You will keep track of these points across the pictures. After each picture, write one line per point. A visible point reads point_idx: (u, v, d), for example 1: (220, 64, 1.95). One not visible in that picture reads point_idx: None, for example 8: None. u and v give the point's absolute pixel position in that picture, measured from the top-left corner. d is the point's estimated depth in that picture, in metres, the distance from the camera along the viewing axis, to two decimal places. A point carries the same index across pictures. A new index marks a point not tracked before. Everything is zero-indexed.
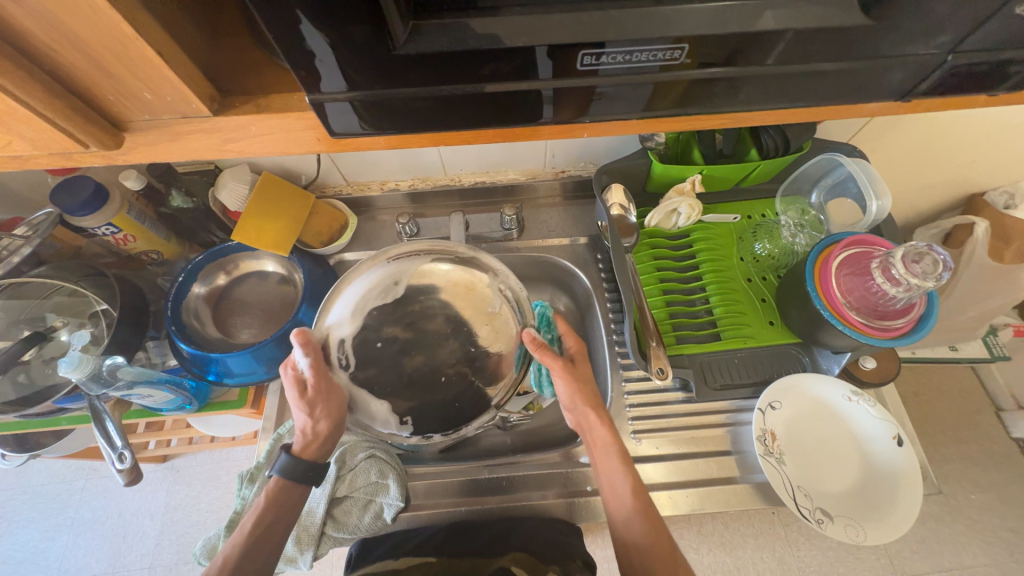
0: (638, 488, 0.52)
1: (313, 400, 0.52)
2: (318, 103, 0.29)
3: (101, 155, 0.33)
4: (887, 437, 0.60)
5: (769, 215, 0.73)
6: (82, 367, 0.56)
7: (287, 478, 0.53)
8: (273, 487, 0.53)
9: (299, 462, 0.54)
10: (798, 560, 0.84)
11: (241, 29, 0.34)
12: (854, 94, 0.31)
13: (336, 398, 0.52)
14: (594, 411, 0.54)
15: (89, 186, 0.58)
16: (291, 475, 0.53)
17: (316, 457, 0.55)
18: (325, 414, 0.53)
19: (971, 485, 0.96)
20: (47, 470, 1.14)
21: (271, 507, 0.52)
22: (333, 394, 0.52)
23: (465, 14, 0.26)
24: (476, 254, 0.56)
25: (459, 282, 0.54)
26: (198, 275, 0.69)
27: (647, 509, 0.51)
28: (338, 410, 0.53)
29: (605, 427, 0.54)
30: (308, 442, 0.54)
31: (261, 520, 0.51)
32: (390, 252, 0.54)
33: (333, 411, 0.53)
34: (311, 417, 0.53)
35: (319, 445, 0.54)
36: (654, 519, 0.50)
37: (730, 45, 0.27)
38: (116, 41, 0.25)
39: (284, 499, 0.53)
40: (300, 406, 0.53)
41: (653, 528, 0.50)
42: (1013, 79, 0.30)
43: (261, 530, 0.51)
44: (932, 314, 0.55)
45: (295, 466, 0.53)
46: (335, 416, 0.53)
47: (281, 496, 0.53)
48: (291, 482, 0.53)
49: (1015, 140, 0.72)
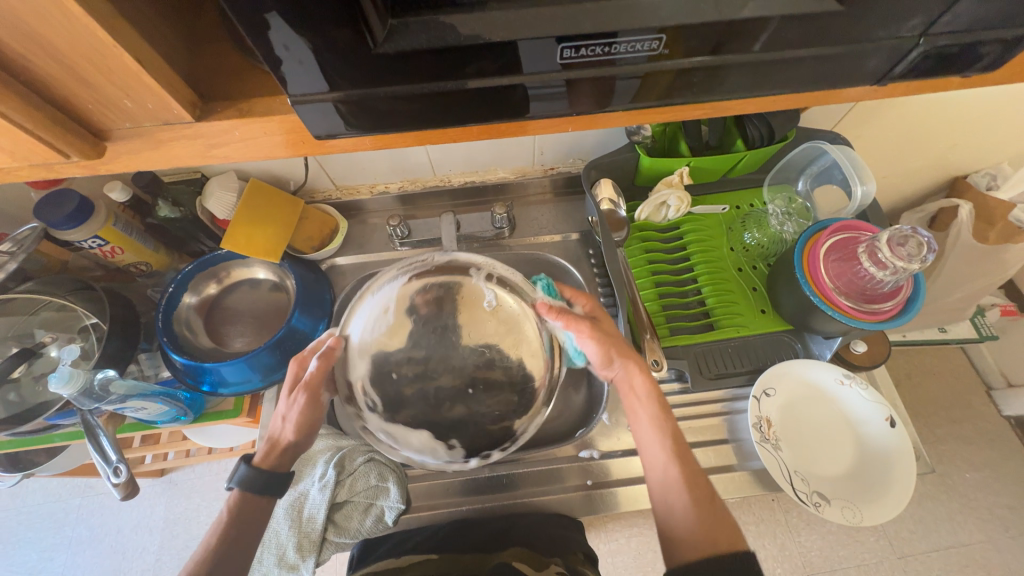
0: (675, 435, 0.52)
1: (296, 405, 0.53)
2: (300, 105, 0.28)
3: (83, 166, 0.32)
4: (879, 418, 0.62)
5: (757, 205, 0.74)
6: (73, 382, 0.55)
7: (248, 490, 0.51)
8: (233, 501, 0.51)
9: (255, 472, 0.51)
10: (799, 545, 0.85)
11: (220, 34, 0.33)
12: (831, 80, 0.31)
13: (314, 414, 0.54)
14: (632, 360, 0.55)
15: (73, 198, 0.58)
16: (250, 487, 0.51)
17: (273, 468, 0.53)
18: (294, 423, 0.53)
19: (966, 463, 0.97)
20: (42, 490, 1.13)
21: (234, 522, 0.49)
22: (313, 408, 0.53)
23: (443, 10, 0.25)
24: (452, 256, 0.62)
25: (445, 285, 0.60)
26: (189, 285, 0.68)
27: (683, 454, 0.50)
28: (308, 425, 0.53)
29: (644, 376, 0.54)
30: (271, 450, 0.54)
31: (222, 535, 0.49)
32: (371, 286, 0.59)
33: (304, 425, 0.53)
34: (285, 423, 0.53)
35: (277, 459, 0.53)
36: (689, 464, 0.50)
37: (707, 34, 0.27)
38: (94, 49, 0.25)
39: (246, 511, 0.50)
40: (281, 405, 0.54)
41: (690, 471, 0.49)
42: (985, 59, 0.30)
43: (224, 546, 0.48)
44: (919, 296, 0.56)
45: (252, 476, 0.51)
46: (303, 431, 0.53)
47: (240, 511, 0.50)
48: (250, 494, 0.51)
49: (993, 123, 0.73)
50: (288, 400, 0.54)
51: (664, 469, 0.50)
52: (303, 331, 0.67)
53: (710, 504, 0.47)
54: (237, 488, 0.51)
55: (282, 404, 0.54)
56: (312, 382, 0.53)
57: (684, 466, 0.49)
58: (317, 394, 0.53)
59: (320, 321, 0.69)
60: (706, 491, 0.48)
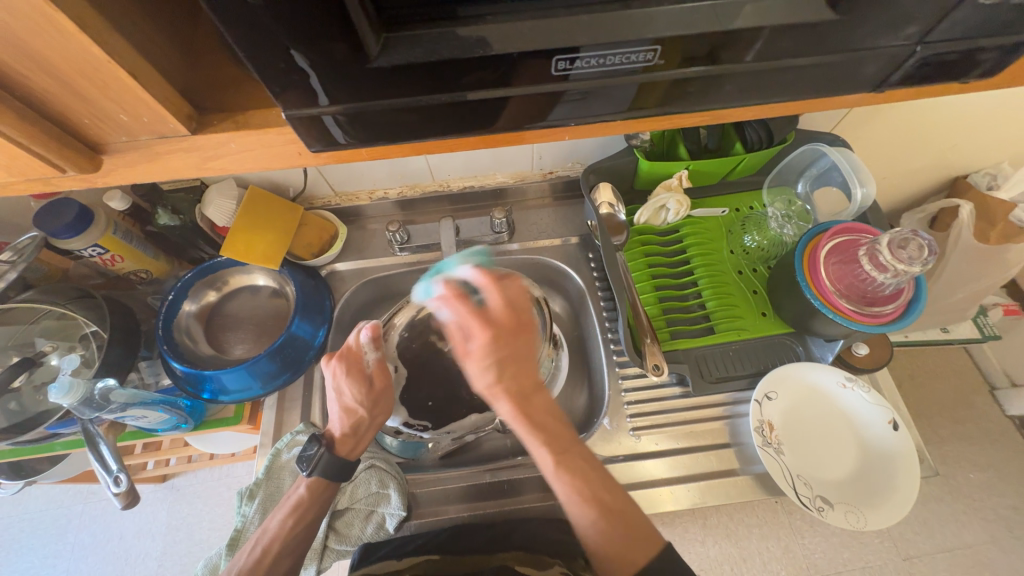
0: (583, 465, 0.49)
1: (374, 394, 0.59)
2: (296, 119, 0.28)
3: (80, 179, 0.32)
4: (882, 421, 0.61)
5: (756, 207, 0.74)
6: (73, 393, 0.55)
7: (323, 477, 0.55)
8: (310, 484, 0.55)
9: (341, 458, 0.56)
10: (803, 547, 0.84)
11: (215, 45, 0.33)
12: (829, 87, 0.31)
13: (390, 395, 0.61)
14: (509, 400, 0.49)
15: (73, 207, 0.58)
16: (328, 474, 0.55)
17: (349, 453, 0.58)
18: (376, 408, 0.59)
19: (971, 464, 0.97)
20: (44, 497, 1.13)
21: (309, 509, 0.54)
22: (388, 390, 0.61)
23: (437, 25, 0.26)
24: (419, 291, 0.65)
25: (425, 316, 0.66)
26: (189, 292, 0.68)
27: (584, 488, 0.48)
28: (389, 405, 0.60)
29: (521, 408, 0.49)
30: (350, 440, 0.58)
31: (299, 518, 0.54)
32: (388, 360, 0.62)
33: (381, 406, 0.60)
34: (367, 413, 0.58)
35: (362, 446, 0.58)
36: (595, 494, 0.48)
37: (704, 42, 0.27)
38: (89, 64, 0.25)
39: (322, 497, 0.56)
40: (352, 399, 0.57)
41: (593, 501, 0.48)
42: (983, 66, 0.30)
43: (301, 528, 0.53)
44: (921, 299, 0.55)
45: (333, 464, 0.55)
46: (382, 411, 0.60)
47: (315, 495, 0.55)
48: (330, 480, 0.55)
49: (995, 123, 0.73)
50: (359, 393, 0.57)
51: (567, 504, 0.49)
52: (303, 338, 0.67)
53: (624, 525, 0.47)
54: (318, 475, 0.55)
55: (351, 398, 0.57)
56: (380, 371, 0.59)
57: (591, 500, 0.48)
58: (387, 377, 0.60)
59: (321, 327, 0.69)
60: (613, 516, 0.47)
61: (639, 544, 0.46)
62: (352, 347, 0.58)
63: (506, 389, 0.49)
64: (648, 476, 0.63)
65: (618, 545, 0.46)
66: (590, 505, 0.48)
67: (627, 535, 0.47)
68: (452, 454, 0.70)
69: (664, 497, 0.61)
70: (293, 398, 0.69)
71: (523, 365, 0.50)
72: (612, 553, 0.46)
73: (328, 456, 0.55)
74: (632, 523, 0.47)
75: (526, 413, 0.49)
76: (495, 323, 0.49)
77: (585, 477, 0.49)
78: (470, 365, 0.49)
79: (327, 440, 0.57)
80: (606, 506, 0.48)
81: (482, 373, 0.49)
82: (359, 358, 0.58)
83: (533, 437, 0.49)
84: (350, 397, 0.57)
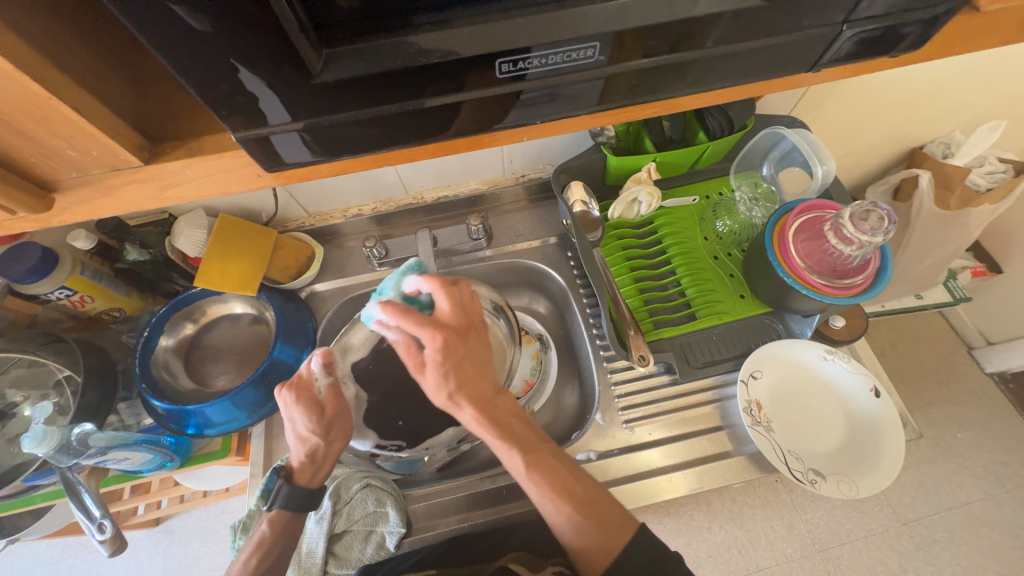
0: (551, 459, 0.50)
1: (327, 420, 0.56)
2: (248, 140, 0.28)
3: (33, 219, 0.32)
4: (863, 389, 0.63)
5: (725, 193, 0.75)
6: (48, 440, 0.53)
7: (286, 508, 0.55)
8: (273, 518, 0.54)
9: (302, 489, 0.55)
10: (806, 522, 0.85)
11: (163, 72, 0.33)
12: (768, 69, 0.32)
13: (347, 419, 0.58)
14: (474, 406, 0.49)
15: (35, 251, 0.56)
16: (289, 505, 0.55)
17: (309, 483, 0.56)
18: (331, 436, 0.56)
19: (957, 424, 0.99)
20: (31, 554, 1.08)
21: (277, 544, 0.53)
22: (344, 415, 0.58)
23: (377, 36, 0.26)
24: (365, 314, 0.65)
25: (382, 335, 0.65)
26: (165, 326, 0.67)
27: (556, 484, 0.49)
28: (343, 432, 0.57)
29: (487, 410, 0.49)
30: (309, 468, 0.56)
31: (264, 555, 0.52)
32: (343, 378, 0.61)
33: (335, 432, 0.57)
34: (323, 440, 0.56)
35: (323, 473, 0.57)
36: (568, 488, 0.49)
37: (641, 36, 0.28)
38: (28, 101, 0.25)
39: (287, 531, 0.54)
40: (303, 429, 0.54)
41: (565, 494, 0.48)
42: (908, 39, 0.32)
43: (266, 565, 0.52)
44: (887, 267, 0.57)
45: (294, 494, 0.55)
46: (336, 437, 0.57)
47: (278, 531, 0.54)
48: (290, 511, 0.55)
49: (940, 96, 0.76)
50: (312, 423, 0.54)
51: (539, 503, 0.49)
52: (287, 362, 0.65)
53: (600, 513, 0.48)
54: (279, 508, 0.54)
55: (303, 428, 0.54)
56: (333, 396, 0.57)
57: (563, 494, 0.48)
58: (340, 403, 0.57)
59: (304, 349, 0.68)
60: (585, 506, 0.48)
61: (615, 532, 0.47)
62: (304, 375, 0.55)
63: (465, 395, 0.48)
64: (646, 466, 0.63)
65: (595, 538, 0.47)
66: (563, 500, 0.48)
67: (604, 528, 0.47)
68: (450, 465, 0.70)
69: (663, 486, 0.62)
70: (281, 425, 0.68)
71: (476, 369, 0.49)
72: (589, 544, 0.47)
73: (288, 487, 0.55)
74: (606, 509, 0.48)
75: (486, 416, 0.49)
76: (444, 327, 0.47)
77: (553, 470, 0.49)
78: (425, 376, 0.47)
79: (286, 471, 0.57)
80: (578, 499, 0.48)
81: (436, 383, 0.47)
82: (310, 386, 0.55)
83: (498, 440, 0.49)
84: (303, 426, 0.54)
